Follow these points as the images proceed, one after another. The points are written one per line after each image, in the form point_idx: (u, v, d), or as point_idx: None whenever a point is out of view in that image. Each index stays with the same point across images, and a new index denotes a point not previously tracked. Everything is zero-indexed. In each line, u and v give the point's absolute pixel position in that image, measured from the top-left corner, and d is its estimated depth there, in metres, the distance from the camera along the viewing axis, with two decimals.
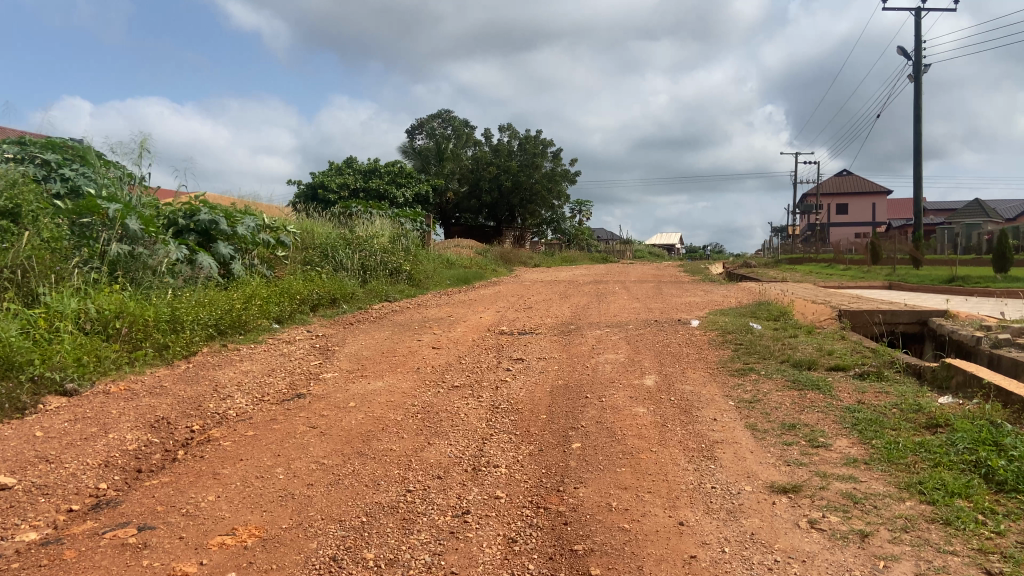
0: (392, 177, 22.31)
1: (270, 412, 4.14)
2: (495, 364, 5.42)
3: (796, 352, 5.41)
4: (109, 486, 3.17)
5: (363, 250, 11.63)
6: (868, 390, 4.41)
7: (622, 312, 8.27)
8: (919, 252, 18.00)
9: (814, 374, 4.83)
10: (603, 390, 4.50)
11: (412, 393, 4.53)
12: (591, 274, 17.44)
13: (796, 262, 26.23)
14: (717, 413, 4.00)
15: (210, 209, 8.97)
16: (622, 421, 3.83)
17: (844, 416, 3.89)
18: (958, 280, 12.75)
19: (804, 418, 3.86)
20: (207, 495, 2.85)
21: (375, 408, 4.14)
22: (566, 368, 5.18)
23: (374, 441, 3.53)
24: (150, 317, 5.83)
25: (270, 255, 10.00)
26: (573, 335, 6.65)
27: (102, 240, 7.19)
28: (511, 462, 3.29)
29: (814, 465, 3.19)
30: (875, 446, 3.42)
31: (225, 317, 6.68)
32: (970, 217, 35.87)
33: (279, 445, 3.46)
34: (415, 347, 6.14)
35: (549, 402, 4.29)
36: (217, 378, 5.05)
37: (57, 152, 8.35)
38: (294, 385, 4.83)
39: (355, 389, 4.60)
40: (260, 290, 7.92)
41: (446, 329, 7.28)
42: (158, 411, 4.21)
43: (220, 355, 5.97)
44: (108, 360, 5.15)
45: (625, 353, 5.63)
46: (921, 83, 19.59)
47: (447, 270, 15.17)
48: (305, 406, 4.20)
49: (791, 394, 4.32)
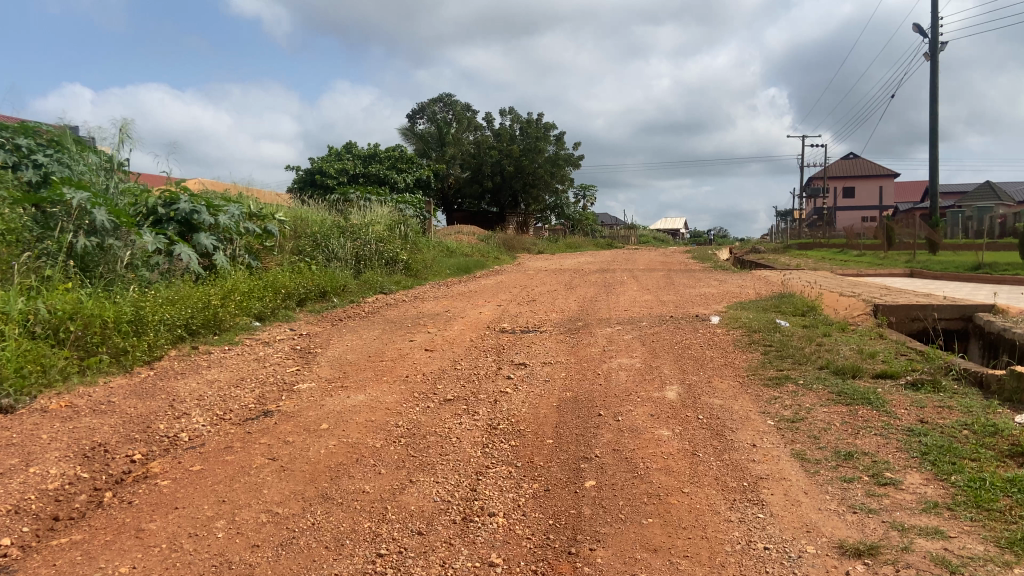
0: (392, 161, 21.61)
1: (227, 437, 3.50)
2: (494, 371, 4.78)
3: (836, 356, 4.76)
4: (11, 543, 2.55)
5: (356, 239, 10.96)
6: (929, 406, 3.78)
7: (634, 306, 7.62)
8: (937, 236, 17.35)
9: (861, 384, 4.19)
10: (617, 406, 3.86)
11: (397, 410, 3.89)
12: (598, 262, 16.77)
13: (806, 248, 25.53)
14: (755, 436, 3.36)
15: (192, 197, 8.29)
16: (644, 450, 3.19)
17: (909, 441, 3.26)
18: (985, 266, 12.09)
19: (861, 445, 3.22)
20: (119, 566, 2.25)
21: (349, 432, 3.49)
22: (574, 377, 4.53)
23: (344, 479, 2.90)
24: (110, 316, 5.18)
25: (258, 246, 9.34)
26: (581, 334, 6.00)
27: (67, 231, 6.55)
28: (510, 508, 2.67)
29: (888, 514, 2.57)
30: (956, 485, 2.80)
31: (198, 316, 6.05)
32: (984, 200, 35.03)
33: (227, 487, 2.83)
34: (406, 350, 5.51)
35: (556, 421, 3.66)
36: (176, 391, 4.41)
37: (30, 137, 7.63)
38: (263, 400, 4.19)
39: (331, 406, 3.97)
40: (241, 284, 7.27)
41: (441, 327, 6.63)
42: (97, 436, 3.59)
43: (188, 361, 5.33)
44: (54, 369, 4.52)
45: (641, 357, 4.97)
46: (938, 61, 18.83)
47: (446, 258, 14.50)
48: (269, 429, 3.56)
49: (839, 412, 3.67)
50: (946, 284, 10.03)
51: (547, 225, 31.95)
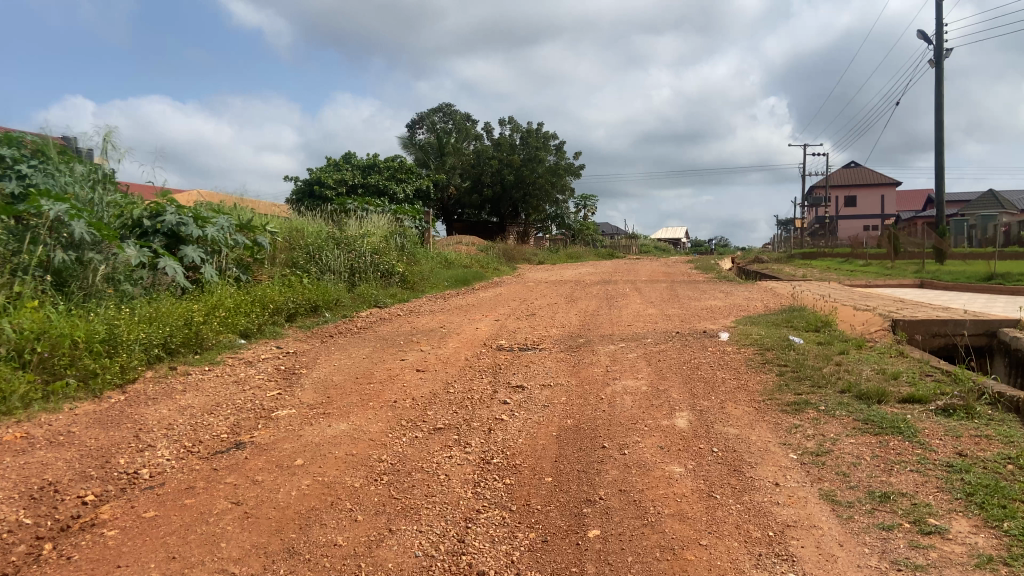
0: (391, 172, 21.28)
1: (191, 475, 3.15)
2: (489, 394, 4.43)
3: (857, 378, 4.42)
4: None
5: (351, 251, 10.62)
6: (965, 436, 3.43)
7: (638, 321, 7.27)
8: (945, 244, 17.01)
9: (888, 410, 3.85)
10: (622, 436, 3.51)
11: (381, 442, 3.54)
12: (600, 273, 16.46)
13: (810, 257, 25.12)
14: (777, 473, 3.01)
15: (178, 208, 7.95)
16: (654, 491, 2.84)
17: (951, 479, 2.92)
18: (999, 276, 11.76)
19: (898, 484, 2.88)
20: None
21: (326, 468, 3.14)
22: (576, 402, 4.18)
23: (315, 528, 2.56)
24: (80, 335, 4.84)
25: (248, 258, 9.00)
26: (582, 352, 5.65)
27: (44, 245, 6.24)
28: (502, 565, 2.33)
29: (937, 572, 2.22)
30: (1009, 533, 2.45)
31: (178, 334, 5.71)
32: (988, 208, 34.78)
33: (180, 539, 2.50)
34: (396, 371, 5.17)
35: (556, 455, 3.32)
36: (144, 418, 4.07)
37: (13, 147, 7.26)
38: (236, 429, 3.85)
39: (308, 436, 3.62)
40: (226, 299, 6.93)
41: (435, 344, 6.28)
42: (48, 473, 3.25)
43: (163, 384, 4.99)
44: (13, 396, 4.18)
45: (647, 378, 4.63)
46: (944, 67, 18.56)
47: (444, 270, 14.16)
48: (238, 465, 3.22)
49: (868, 445, 3.33)
50: (959, 295, 9.71)
51: (548, 235, 31.62)
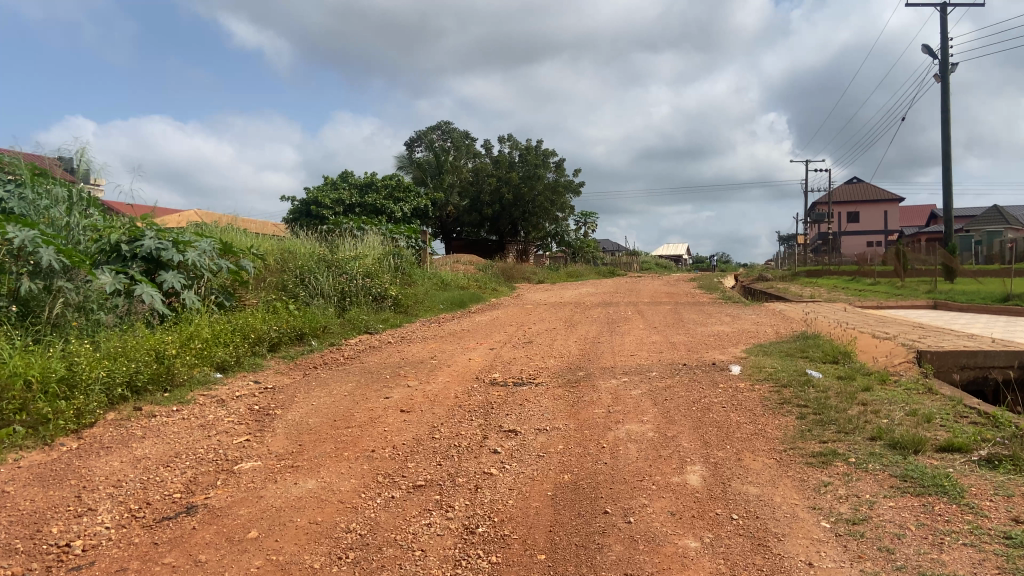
0: (390, 191, 20.88)
1: (126, 552, 2.73)
2: (478, 442, 3.98)
3: (887, 421, 3.97)
4: None
5: (342, 273, 10.17)
6: (1019, 496, 2.98)
7: (642, 350, 6.82)
8: (954, 262, 16.53)
9: (927, 463, 3.40)
10: (626, 498, 3.06)
11: (352, 505, 3.10)
12: (602, 293, 16.02)
13: (816, 276, 24.62)
14: (808, 550, 2.57)
15: (159, 232, 7.51)
16: None
17: (1013, 555, 2.47)
18: (1016, 296, 11.30)
19: (951, 564, 2.44)
20: None
21: (284, 544, 2.70)
22: (575, 452, 3.73)
23: None
24: (35, 375, 4.41)
25: (232, 283, 8.57)
26: (582, 389, 5.20)
27: (9, 273, 5.82)
28: None
29: None
30: None
31: (146, 370, 5.29)
32: (993, 224, 34.34)
33: None
34: (379, 411, 4.73)
35: (552, 523, 2.87)
36: (91, 473, 3.64)
37: None
38: (192, 487, 3.42)
39: (270, 499, 3.18)
40: (204, 328, 6.49)
41: (424, 379, 5.84)
42: None
43: (125, 428, 4.56)
44: None
45: (654, 423, 4.18)
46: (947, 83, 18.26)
47: (441, 291, 13.75)
48: (182, 538, 2.79)
49: (911, 510, 2.88)
50: (977, 318, 9.26)
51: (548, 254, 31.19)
